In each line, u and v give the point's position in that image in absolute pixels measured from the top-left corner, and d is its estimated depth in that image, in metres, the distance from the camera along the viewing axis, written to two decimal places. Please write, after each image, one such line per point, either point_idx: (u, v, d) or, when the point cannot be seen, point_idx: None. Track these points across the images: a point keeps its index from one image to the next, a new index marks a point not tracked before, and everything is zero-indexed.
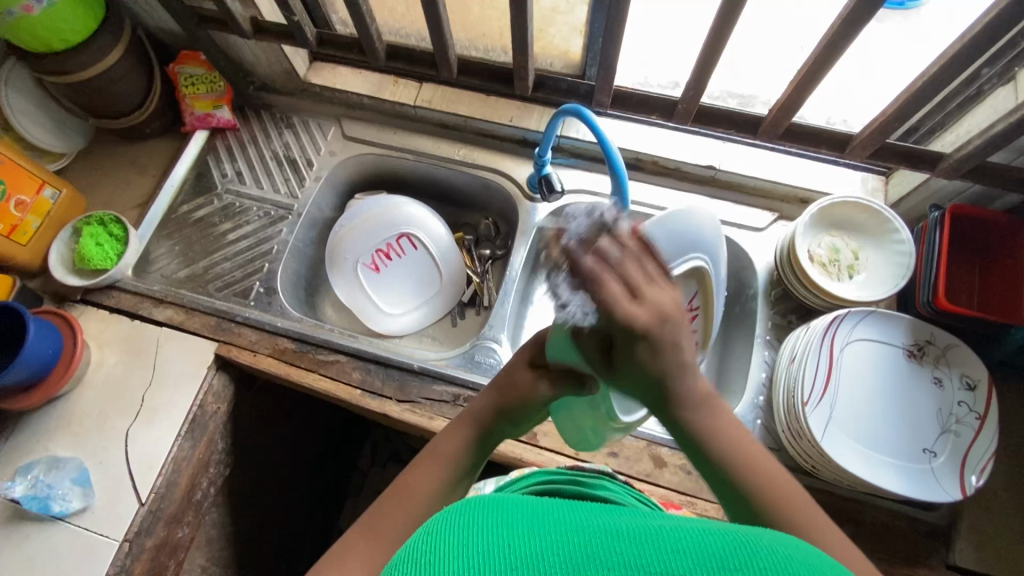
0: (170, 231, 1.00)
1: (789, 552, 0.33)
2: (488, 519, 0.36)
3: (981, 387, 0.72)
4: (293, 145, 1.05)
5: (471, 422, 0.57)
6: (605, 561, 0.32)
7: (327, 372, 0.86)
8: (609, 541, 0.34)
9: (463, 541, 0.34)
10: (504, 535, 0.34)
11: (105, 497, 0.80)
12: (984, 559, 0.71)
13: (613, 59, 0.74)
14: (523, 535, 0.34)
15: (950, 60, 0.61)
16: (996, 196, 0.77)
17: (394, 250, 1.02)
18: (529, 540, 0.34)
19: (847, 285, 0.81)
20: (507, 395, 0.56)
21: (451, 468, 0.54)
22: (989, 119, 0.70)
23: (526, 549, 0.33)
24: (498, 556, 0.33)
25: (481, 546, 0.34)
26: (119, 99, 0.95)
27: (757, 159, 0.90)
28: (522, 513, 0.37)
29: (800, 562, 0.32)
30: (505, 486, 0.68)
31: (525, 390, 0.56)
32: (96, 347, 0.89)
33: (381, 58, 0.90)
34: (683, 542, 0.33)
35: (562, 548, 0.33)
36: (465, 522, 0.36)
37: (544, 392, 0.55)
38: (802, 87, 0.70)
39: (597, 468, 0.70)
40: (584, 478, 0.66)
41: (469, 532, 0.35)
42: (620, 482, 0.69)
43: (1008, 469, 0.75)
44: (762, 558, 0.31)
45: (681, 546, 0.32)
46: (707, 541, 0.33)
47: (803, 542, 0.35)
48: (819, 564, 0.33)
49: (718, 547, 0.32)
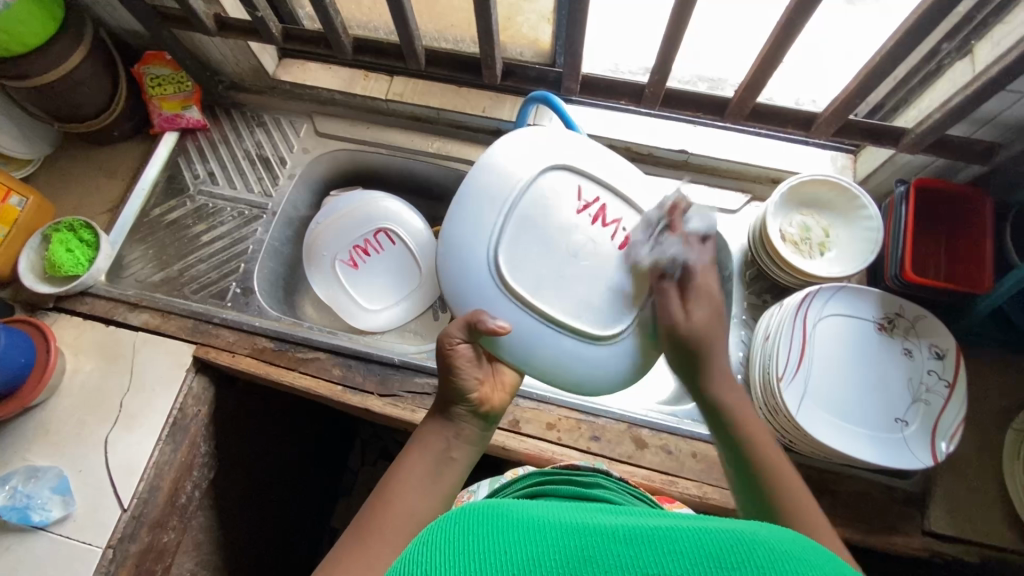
0: (143, 235, 0.99)
1: (786, 549, 0.34)
2: (487, 530, 0.37)
3: (949, 356, 0.73)
4: (265, 144, 1.04)
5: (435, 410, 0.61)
6: (604, 562, 0.33)
7: (306, 369, 0.86)
8: (607, 543, 0.35)
9: (462, 551, 0.35)
10: (504, 542, 0.36)
11: (86, 506, 0.79)
12: (958, 523, 0.73)
13: (579, 45, 0.75)
14: (522, 542, 0.36)
15: (905, 35, 0.62)
16: (959, 168, 0.79)
17: (372, 246, 1.01)
18: (528, 547, 0.35)
19: (819, 262, 0.83)
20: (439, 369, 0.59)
21: (434, 457, 0.57)
22: (948, 92, 0.71)
23: (524, 556, 0.34)
24: (498, 560, 0.34)
25: (481, 553, 0.35)
26: (84, 103, 0.93)
27: (727, 141, 0.91)
28: (521, 519, 0.38)
29: (798, 559, 0.33)
30: (501, 490, 0.70)
31: (445, 360, 0.58)
32: (71, 355, 0.88)
33: (349, 52, 0.89)
34: (681, 542, 0.34)
35: (560, 551, 0.34)
36: (464, 531, 0.38)
37: (462, 347, 0.58)
38: (765, 68, 0.71)
39: (592, 467, 0.71)
40: (579, 477, 0.67)
41: (468, 541, 0.37)
42: (616, 478, 0.70)
43: (978, 434, 0.77)
44: (761, 555, 0.32)
45: (679, 547, 0.33)
46: (706, 541, 0.34)
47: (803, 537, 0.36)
48: (813, 557, 0.34)
49: (717, 545, 0.33)
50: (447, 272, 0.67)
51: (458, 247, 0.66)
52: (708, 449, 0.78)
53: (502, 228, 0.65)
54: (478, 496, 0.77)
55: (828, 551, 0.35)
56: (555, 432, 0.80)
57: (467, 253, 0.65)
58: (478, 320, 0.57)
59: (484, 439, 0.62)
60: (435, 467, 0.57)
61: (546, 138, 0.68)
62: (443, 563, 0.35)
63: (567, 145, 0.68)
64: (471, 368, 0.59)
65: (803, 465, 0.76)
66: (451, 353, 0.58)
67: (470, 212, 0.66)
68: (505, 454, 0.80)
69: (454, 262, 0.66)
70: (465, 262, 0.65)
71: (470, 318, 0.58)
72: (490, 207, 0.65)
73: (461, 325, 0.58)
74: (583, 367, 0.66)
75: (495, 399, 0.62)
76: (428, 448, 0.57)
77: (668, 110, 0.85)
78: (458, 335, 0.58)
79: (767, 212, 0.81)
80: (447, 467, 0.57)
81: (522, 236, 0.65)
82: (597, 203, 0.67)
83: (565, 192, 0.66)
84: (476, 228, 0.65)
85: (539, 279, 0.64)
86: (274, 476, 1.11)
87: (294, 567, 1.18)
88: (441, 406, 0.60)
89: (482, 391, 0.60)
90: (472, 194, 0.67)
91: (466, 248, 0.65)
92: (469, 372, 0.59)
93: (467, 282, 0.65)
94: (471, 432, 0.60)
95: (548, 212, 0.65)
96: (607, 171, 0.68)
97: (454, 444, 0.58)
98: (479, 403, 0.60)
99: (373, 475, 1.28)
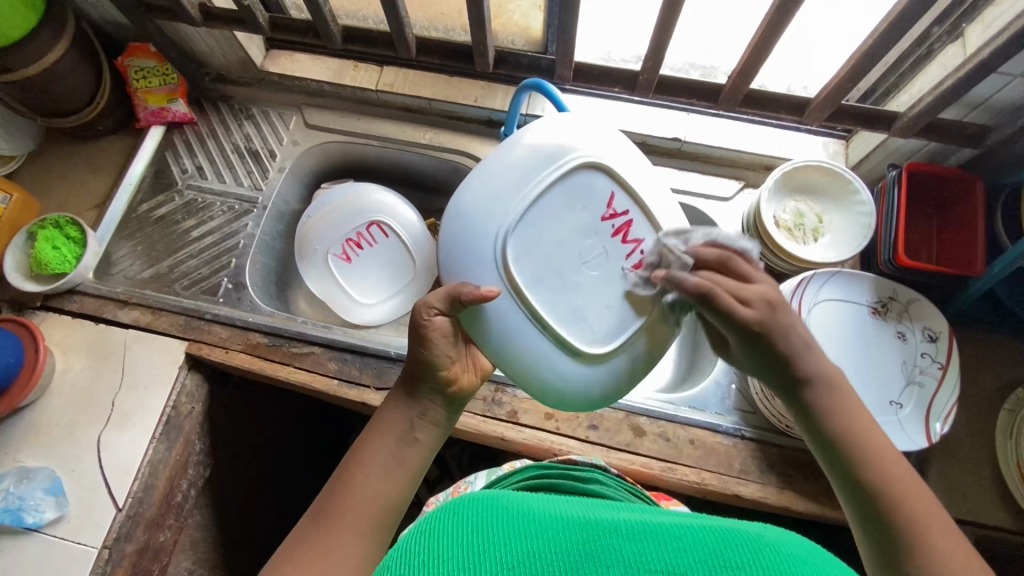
0: (132, 231, 0.97)
1: (789, 549, 0.34)
2: (486, 521, 0.37)
3: (942, 338, 0.74)
4: (254, 137, 1.02)
5: (399, 388, 0.58)
6: (604, 558, 0.33)
7: (302, 364, 0.85)
8: (608, 539, 0.35)
9: (460, 541, 0.35)
10: (504, 533, 0.36)
11: (80, 506, 0.78)
12: (953, 504, 0.74)
13: (571, 32, 0.74)
14: (522, 534, 0.36)
15: (899, 17, 0.62)
16: (951, 152, 0.79)
17: (365, 239, 1.00)
18: (528, 540, 0.35)
19: (813, 248, 0.83)
20: (410, 337, 0.57)
21: (396, 438, 0.55)
22: (940, 76, 0.71)
23: (524, 549, 0.34)
24: (497, 554, 0.34)
25: (479, 544, 0.35)
26: (67, 97, 0.91)
27: (720, 128, 0.91)
28: (521, 513, 0.38)
29: (802, 559, 0.33)
30: (498, 480, 0.70)
31: (416, 333, 0.56)
32: (61, 354, 0.86)
33: (338, 41, 0.88)
34: (684, 540, 0.34)
35: (559, 545, 0.35)
36: (462, 522, 0.38)
37: (440, 322, 0.56)
38: (760, 51, 0.70)
39: (589, 462, 0.71)
40: (577, 472, 0.67)
41: (466, 531, 0.37)
42: (613, 474, 0.70)
43: (970, 417, 0.78)
44: (766, 554, 0.33)
45: (683, 545, 0.34)
46: (709, 539, 0.34)
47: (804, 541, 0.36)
48: (817, 561, 0.34)
49: (721, 545, 0.33)
50: (453, 233, 0.62)
51: (471, 211, 0.61)
52: (706, 436, 0.78)
53: (522, 210, 0.60)
54: (474, 487, 0.78)
55: (832, 557, 0.35)
56: (553, 422, 0.80)
57: (478, 221, 0.61)
58: (461, 292, 0.55)
59: (451, 424, 0.59)
60: (397, 449, 0.54)
61: (592, 130, 0.64)
62: (440, 552, 0.35)
63: (613, 146, 0.64)
64: (445, 343, 0.57)
65: (800, 449, 0.77)
66: (426, 324, 0.55)
67: (495, 181, 0.61)
68: (503, 444, 0.80)
69: (462, 226, 0.61)
70: (472, 230, 0.61)
71: (452, 289, 0.56)
72: (518, 181, 0.61)
73: (443, 296, 0.56)
74: (554, 378, 0.62)
75: (464, 381, 0.59)
76: (391, 427, 0.55)
77: (661, 97, 0.85)
78: (437, 306, 0.56)
79: (761, 198, 0.81)
80: (410, 450, 0.55)
81: (536, 227, 0.61)
82: (625, 217, 0.63)
83: (595, 196, 0.62)
84: (495, 199, 0.61)
85: (541, 276, 0.61)
86: (271, 475, 1.10)
87: None
88: (404, 384, 0.57)
89: (450, 371, 0.57)
90: (502, 161, 0.62)
91: (481, 213, 0.61)
92: (442, 348, 0.56)
93: (471, 253, 0.61)
94: (437, 415, 0.57)
95: (571, 212, 0.62)
96: (646, 185, 0.64)
97: (417, 425, 0.56)
98: (446, 383, 0.57)
99: None
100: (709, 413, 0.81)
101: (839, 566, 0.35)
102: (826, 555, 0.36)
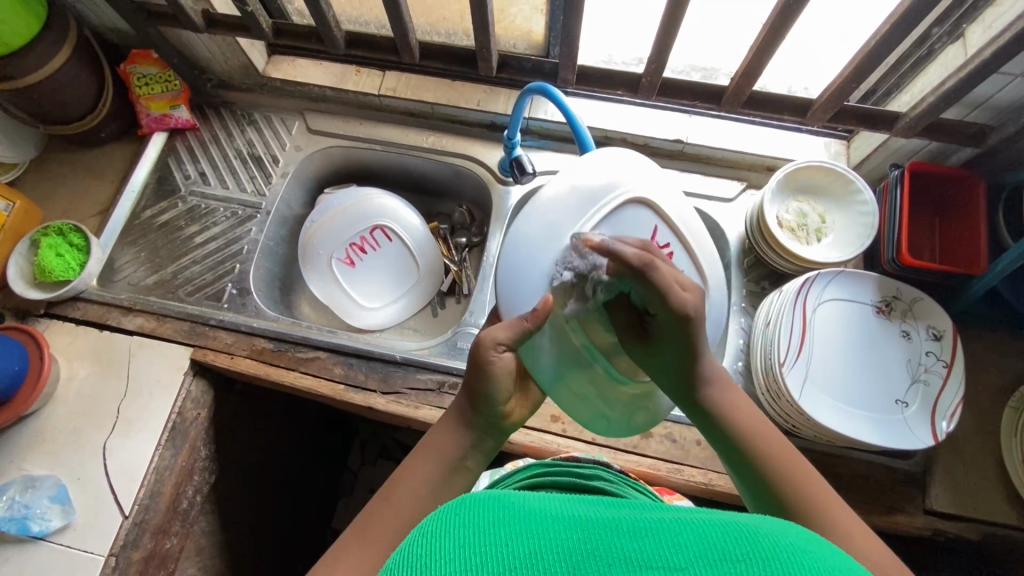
0: (135, 238, 0.97)
1: (788, 540, 0.34)
2: (486, 520, 0.37)
3: (947, 337, 0.75)
4: (257, 142, 1.02)
5: (448, 414, 0.57)
6: (605, 555, 0.33)
7: (307, 369, 0.85)
8: (609, 538, 0.35)
9: (460, 543, 0.35)
10: (505, 534, 0.36)
11: (86, 514, 0.78)
12: (958, 501, 0.74)
13: (575, 35, 0.74)
14: (523, 535, 0.35)
15: (900, 18, 0.63)
16: (951, 152, 0.80)
17: (369, 243, 1.00)
18: (529, 540, 0.35)
19: (816, 248, 0.83)
20: (473, 367, 0.55)
21: (443, 466, 0.55)
22: (941, 76, 0.72)
23: (526, 549, 0.34)
24: (498, 554, 0.34)
25: (480, 546, 0.35)
26: (69, 104, 0.91)
27: (722, 130, 0.91)
28: (521, 512, 0.38)
29: (801, 549, 0.33)
30: (502, 480, 0.71)
31: (477, 363, 0.55)
32: (65, 362, 0.86)
33: (341, 46, 0.88)
34: (684, 535, 0.34)
35: (561, 546, 0.34)
36: (463, 523, 0.37)
37: (508, 358, 0.56)
38: (762, 53, 0.71)
39: (592, 460, 0.71)
40: (579, 469, 0.67)
41: (467, 532, 0.36)
42: (615, 471, 0.70)
43: (975, 414, 0.78)
44: (763, 546, 0.33)
45: (683, 541, 0.33)
46: (709, 533, 0.34)
47: (802, 530, 0.37)
48: (814, 549, 0.34)
49: (721, 538, 0.34)
50: (511, 266, 0.62)
51: (528, 246, 0.62)
52: None
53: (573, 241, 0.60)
54: (479, 487, 0.78)
55: (829, 545, 0.35)
56: (560, 424, 0.80)
57: (536, 255, 0.61)
58: (529, 329, 0.55)
59: (496, 450, 0.59)
60: (446, 477, 0.54)
61: (638, 167, 0.64)
62: (440, 552, 0.34)
63: (656, 180, 0.64)
64: (509, 379, 0.56)
65: (808, 449, 0.77)
66: (490, 360, 0.54)
67: (553, 217, 0.62)
68: (508, 446, 0.80)
69: (521, 260, 0.62)
70: (528, 263, 0.61)
71: (519, 324, 0.56)
72: (570, 213, 0.61)
73: (510, 333, 0.55)
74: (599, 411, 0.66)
75: (516, 414, 0.59)
76: (438, 455, 0.55)
77: (664, 99, 0.85)
78: (504, 341, 0.55)
79: (764, 198, 0.82)
80: (458, 475, 0.55)
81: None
82: (666, 249, 0.62)
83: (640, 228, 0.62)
84: (554, 233, 0.61)
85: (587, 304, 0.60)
86: (276, 481, 1.10)
87: (298, 568, 1.18)
88: (453, 413, 0.57)
89: (507, 405, 0.58)
90: (554, 195, 0.63)
91: (535, 244, 0.61)
92: (505, 384, 0.56)
93: (529, 286, 0.61)
94: (487, 443, 0.57)
95: None
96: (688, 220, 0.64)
97: (469, 453, 0.56)
98: (502, 416, 0.57)
99: (374, 475, 1.28)
100: None
101: (836, 553, 0.35)
102: (824, 542, 0.36)
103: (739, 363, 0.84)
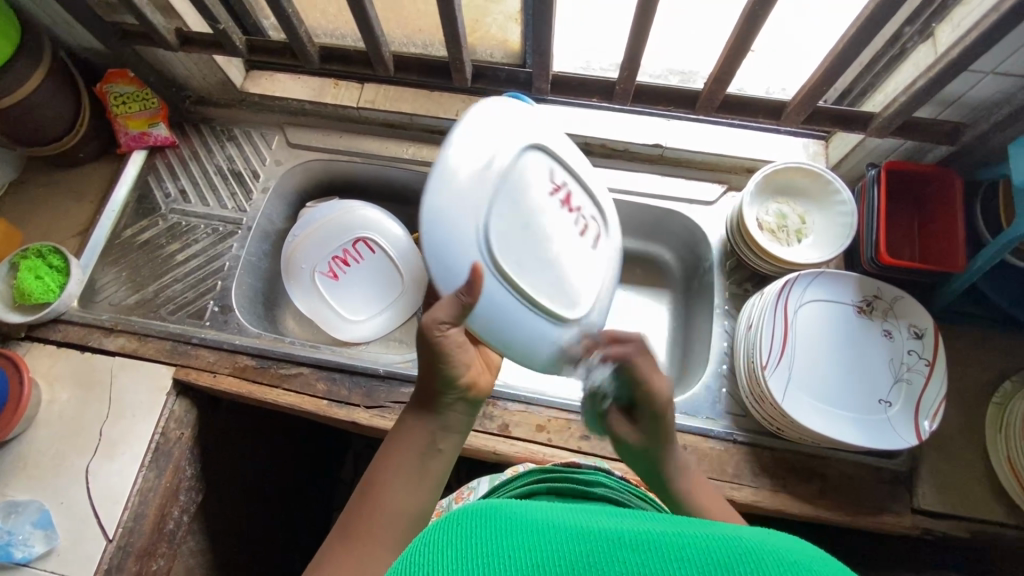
0: (116, 257, 0.96)
1: (795, 557, 0.32)
2: (489, 530, 0.37)
3: (928, 335, 0.75)
4: (236, 158, 1.02)
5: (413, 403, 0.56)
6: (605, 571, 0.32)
7: (290, 386, 0.85)
8: (610, 551, 0.33)
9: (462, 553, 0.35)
10: (505, 546, 0.35)
11: (70, 539, 0.77)
12: (944, 499, 0.74)
13: (546, 43, 0.74)
14: (523, 548, 0.35)
15: (867, 21, 0.63)
16: (926, 149, 0.80)
17: (351, 256, 1.00)
18: (527, 554, 0.34)
19: (797, 250, 0.83)
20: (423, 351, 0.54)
21: (418, 453, 0.54)
22: (912, 75, 0.72)
23: (526, 562, 0.33)
24: (497, 568, 0.33)
25: (480, 559, 0.34)
26: (45, 126, 0.90)
27: (699, 133, 0.92)
28: (523, 522, 0.37)
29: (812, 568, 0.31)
30: (497, 487, 0.70)
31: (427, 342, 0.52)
32: (46, 385, 0.85)
33: (316, 61, 0.88)
34: (686, 551, 0.33)
35: (561, 559, 0.33)
36: (465, 532, 0.37)
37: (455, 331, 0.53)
38: (732, 59, 0.71)
39: (592, 465, 0.71)
40: (578, 474, 0.66)
41: (466, 542, 0.36)
42: (616, 477, 0.69)
43: (960, 411, 0.78)
44: (770, 563, 0.31)
45: (685, 555, 0.32)
46: (713, 548, 0.32)
47: (816, 548, 0.34)
48: (824, 568, 0.32)
49: (725, 555, 0.32)
50: (433, 245, 0.50)
51: (447, 220, 0.50)
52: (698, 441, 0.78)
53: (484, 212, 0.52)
54: (478, 492, 0.77)
55: (839, 561, 0.33)
56: (545, 434, 0.80)
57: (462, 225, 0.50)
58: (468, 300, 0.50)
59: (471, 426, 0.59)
60: (422, 462, 0.54)
61: (514, 112, 0.57)
62: (443, 562, 0.34)
63: (533, 120, 0.59)
64: (461, 351, 0.54)
65: (794, 451, 0.77)
66: (439, 338, 0.52)
67: (456, 169, 0.51)
68: (495, 457, 0.79)
69: (444, 236, 0.50)
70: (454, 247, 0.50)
71: (457, 304, 0.51)
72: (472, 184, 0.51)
73: (450, 310, 0.51)
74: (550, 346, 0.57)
75: (482, 380, 0.58)
76: (411, 444, 0.55)
77: (640, 105, 0.85)
78: (446, 319, 0.52)
79: (743, 202, 0.82)
80: (436, 460, 0.55)
81: (505, 216, 0.53)
82: (565, 189, 0.60)
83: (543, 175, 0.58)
84: (466, 187, 0.51)
85: (523, 259, 0.55)
86: (266, 497, 1.09)
87: None
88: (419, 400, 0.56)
89: (471, 374, 0.56)
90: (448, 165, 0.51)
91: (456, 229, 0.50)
92: (459, 358, 0.54)
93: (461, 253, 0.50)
94: (457, 420, 0.56)
95: (526, 195, 0.55)
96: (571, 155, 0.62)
97: (440, 435, 0.55)
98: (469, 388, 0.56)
99: None
100: (702, 419, 0.80)
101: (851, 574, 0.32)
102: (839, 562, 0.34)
103: (723, 366, 0.83)
